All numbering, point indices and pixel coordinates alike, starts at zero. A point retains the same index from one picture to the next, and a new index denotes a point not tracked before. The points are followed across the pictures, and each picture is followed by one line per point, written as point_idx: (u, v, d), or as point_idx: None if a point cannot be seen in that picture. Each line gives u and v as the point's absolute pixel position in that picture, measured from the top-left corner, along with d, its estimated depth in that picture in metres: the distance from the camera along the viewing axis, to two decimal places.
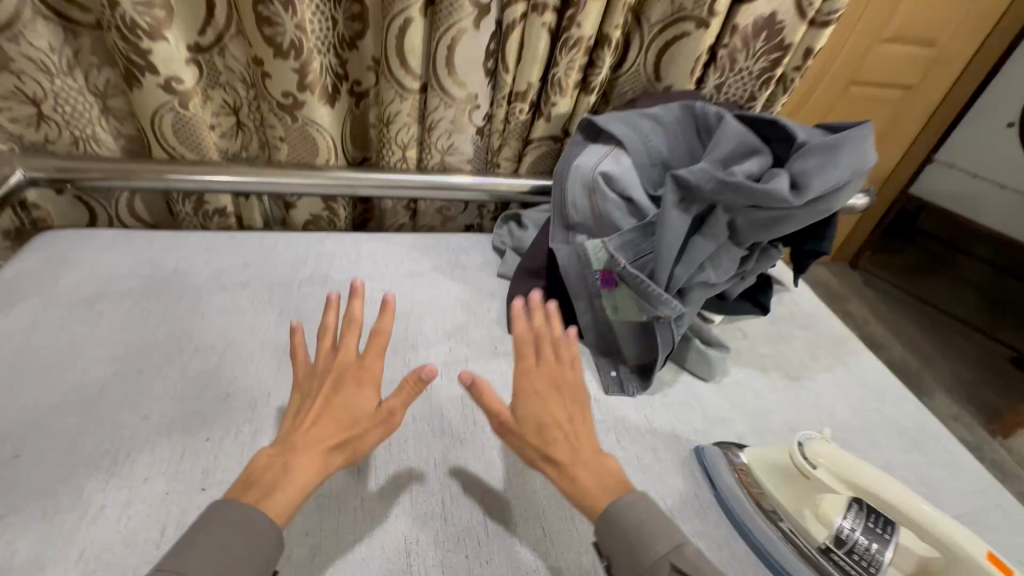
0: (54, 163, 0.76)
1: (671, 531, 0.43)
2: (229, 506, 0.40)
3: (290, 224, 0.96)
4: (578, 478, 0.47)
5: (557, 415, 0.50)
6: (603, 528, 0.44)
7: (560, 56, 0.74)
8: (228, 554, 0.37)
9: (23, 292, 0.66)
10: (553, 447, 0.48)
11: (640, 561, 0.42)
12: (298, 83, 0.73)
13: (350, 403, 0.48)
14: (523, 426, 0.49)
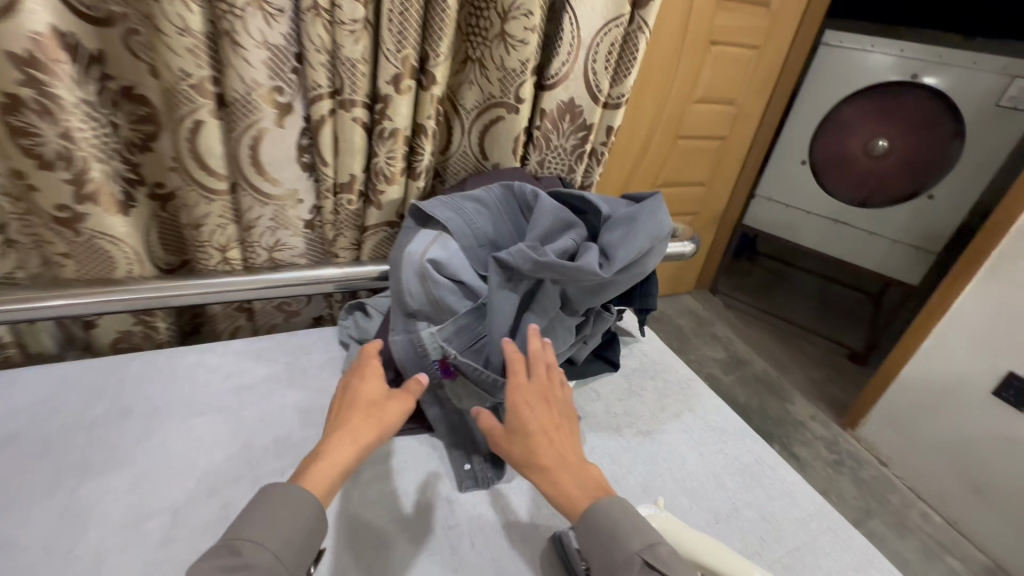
0: None
1: (645, 531, 0.49)
2: (280, 487, 0.48)
3: (94, 345, 0.82)
4: (560, 483, 0.53)
5: (544, 423, 0.57)
6: (582, 528, 0.49)
7: (378, 148, 0.74)
8: (280, 523, 0.45)
9: None
10: (538, 454, 0.54)
11: (615, 558, 0.47)
12: (73, 195, 0.64)
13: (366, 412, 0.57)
14: (512, 437, 0.56)
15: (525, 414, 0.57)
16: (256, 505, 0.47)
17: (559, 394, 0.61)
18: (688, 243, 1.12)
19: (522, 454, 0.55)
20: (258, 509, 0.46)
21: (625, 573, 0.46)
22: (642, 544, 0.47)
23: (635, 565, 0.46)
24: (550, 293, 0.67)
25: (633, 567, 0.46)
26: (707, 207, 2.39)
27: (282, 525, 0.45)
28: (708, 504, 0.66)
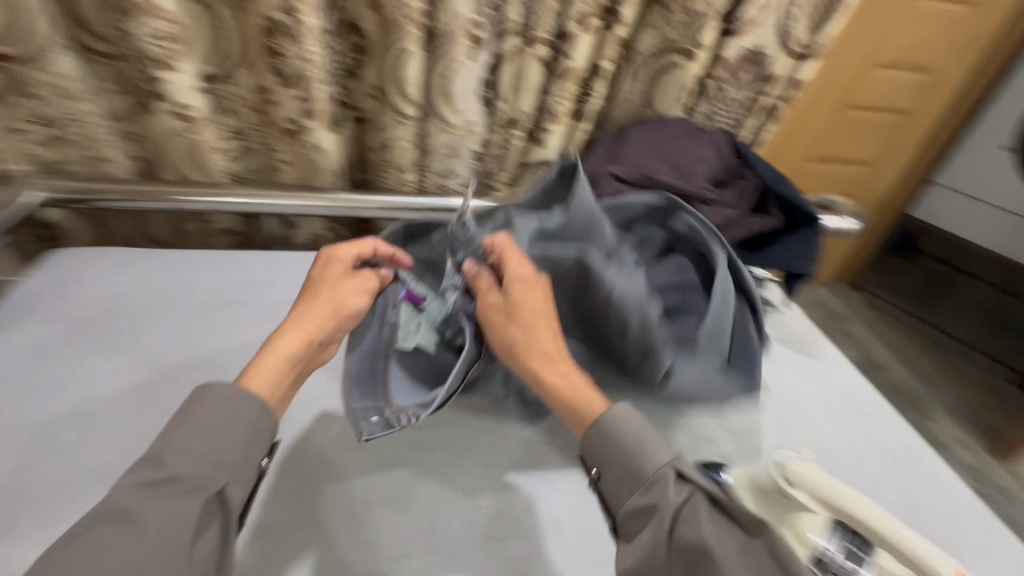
0: (70, 185, 0.81)
1: (665, 443, 0.51)
2: (226, 391, 0.49)
3: (293, 242, 0.99)
4: (556, 376, 0.56)
5: (539, 315, 0.59)
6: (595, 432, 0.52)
7: (552, 86, 0.78)
8: (212, 428, 0.47)
9: (39, 308, 0.72)
10: (528, 347, 0.57)
11: (643, 470, 0.49)
12: (302, 110, 0.77)
13: (320, 303, 0.59)
14: (508, 330, 0.58)
15: (518, 303, 0.59)
16: (188, 410, 0.48)
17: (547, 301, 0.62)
18: (854, 220, 1.03)
19: (519, 346, 0.58)
20: (182, 418, 0.47)
21: (659, 493, 0.48)
22: (670, 457, 0.50)
23: (669, 480, 0.48)
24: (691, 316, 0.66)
25: (667, 479, 0.49)
26: (867, 190, 2.12)
27: (227, 418, 0.48)
28: (846, 480, 0.64)
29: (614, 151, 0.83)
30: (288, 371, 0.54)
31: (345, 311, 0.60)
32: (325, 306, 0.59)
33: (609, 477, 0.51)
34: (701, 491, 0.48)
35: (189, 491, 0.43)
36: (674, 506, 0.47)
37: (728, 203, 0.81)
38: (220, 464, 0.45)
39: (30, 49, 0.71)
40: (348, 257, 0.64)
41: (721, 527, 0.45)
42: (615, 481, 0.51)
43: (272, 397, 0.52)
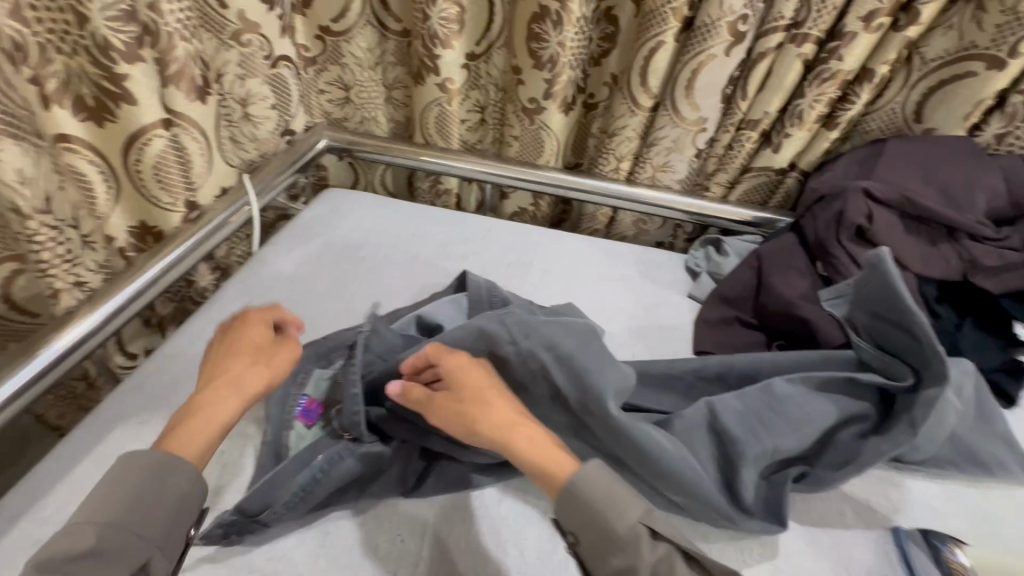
0: (347, 136, 0.98)
1: (637, 496, 0.45)
2: (132, 463, 0.44)
3: (499, 211, 1.07)
4: (556, 476, 0.47)
5: (475, 386, 0.52)
6: (579, 505, 0.45)
7: (808, 89, 0.72)
8: (145, 504, 0.43)
9: (315, 230, 0.87)
10: (510, 441, 0.48)
11: (615, 533, 0.43)
12: (545, 92, 0.83)
13: (229, 368, 0.53)
14: (486, 423, 0.49)
15: (446, 365, 0.53)
16: (117, 470, 0.44)
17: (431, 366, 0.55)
18: None
19: (509, 436, 0.49)
20: (113, 479, 0.43)
21: (633, 553, 0.42)
22: (641, 512, 0.44)
23: (643, 538, 0.43)
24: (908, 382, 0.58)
25: (641, 539, 0.43)
26: None
27: (167, 486, 0.44)
28: None
29: (865, 165, 0.74)
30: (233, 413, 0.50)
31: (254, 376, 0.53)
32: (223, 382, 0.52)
33: (585, 542, 0.45)
34: (676, 546, 0.43)
35: (164, 465, 0.45)
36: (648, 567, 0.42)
37: (1009, 245, 0.68)
38: (151, 537, 0.42)
39: (347, 24, 0.87)
40: (271, 321, 0.59)
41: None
42: (591, 542, 0.44)
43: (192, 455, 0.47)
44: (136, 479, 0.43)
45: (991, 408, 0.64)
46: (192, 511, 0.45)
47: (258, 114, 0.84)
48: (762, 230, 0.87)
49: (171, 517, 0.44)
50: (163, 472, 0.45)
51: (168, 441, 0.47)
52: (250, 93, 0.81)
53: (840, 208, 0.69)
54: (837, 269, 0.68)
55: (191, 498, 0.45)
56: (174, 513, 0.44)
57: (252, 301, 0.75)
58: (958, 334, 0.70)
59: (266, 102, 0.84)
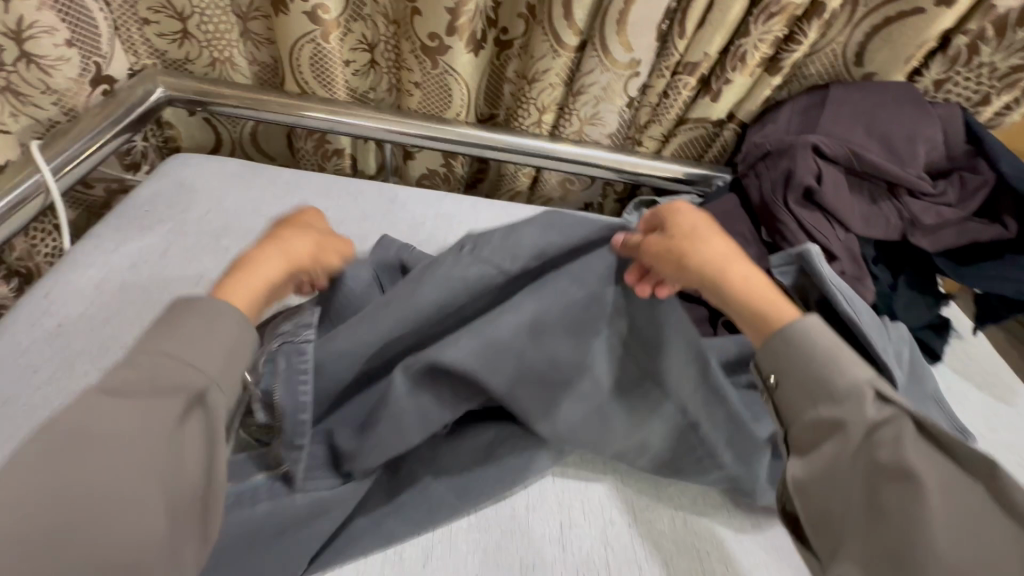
0: (191, 85, 0.74)
1: (858, 358, 0.43)
2: (211, 303, 0.42)
3: (404, 175, 0.91)
4: (749, 291, 0.48)
5: (711, 226, 0.51)
6: (789, 344, 0.44)
7: (753, 25, 0.62)
8: (202, 344, 0.40)
9: (157, 214, 0.66)
10: (715, 270, 0.48)
11: (833, 385, 0.42)
12: (447, 25, 0.66)
13: (286, 252, 0.50)
14: (694, 246, 0.49)
15: (688, 215, 0.52)
16: (175, 313, 0.41)
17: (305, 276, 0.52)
18: None
19: (698, 257, 0.49)
20: (183, 320, 0.41)
21: (853, 408, 0.41)
22: (870, 373, 0.42)
23: (868, 396, 0.41)
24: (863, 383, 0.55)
25: (867, 396, 0.41)
26: None
27: (199, 343, 0.40)
28: None
29: (808, 116, 0.67)
30: (278, 281, 0.48)
31: (296, 261, 0.51)
32: (279, 257, 0.49)
33: (787, 386, 0.44)
34: (905, 413, 0.40)
35: (220, 311, 0.42)
36: (870, 423, 0.40)
37: (945, 200, 0.64)
38: (199, 367, 0.39)
39: None
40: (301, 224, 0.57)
41: (937, 465, 0.38)
42: (798, 388, 0.43)
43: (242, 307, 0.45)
44: (191, 320, 0.41)
45: (923, 369, 0.64)
46: (244, 358, 0.42)
47: (42, 54, 0.61)
48: (698, 188, 0.79)
49: (223, 357, 0.40)
50: (208, 313, 0.41)
51: (220, 289, 0.46)
52: (24, 21, 0.58)
53: (788, 166, 0.62)
54: (783, 235, 0.62)
55: (242, 347, 0.42)
56: (227, 357, 0.41)
57: (63, 322, 0.54)
58: (894, 295, 0.68)
59: (54, 36, 0.61)
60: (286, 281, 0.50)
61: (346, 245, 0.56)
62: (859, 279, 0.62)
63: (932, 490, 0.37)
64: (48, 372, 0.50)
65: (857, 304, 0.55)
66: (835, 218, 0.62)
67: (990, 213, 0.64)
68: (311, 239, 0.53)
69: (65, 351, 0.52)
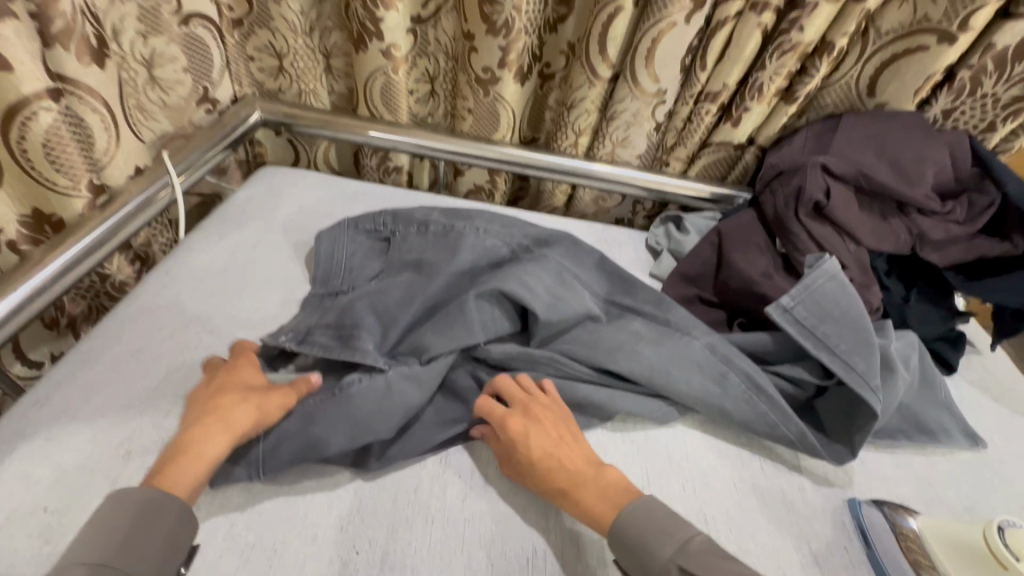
0: (282, 109, 0.89)
1: (676, 530, 0.45)
2: (145, 493, 0.43)
3: (453, 189, 1.02)
4: (581, 498, 0.49)
5: (547, 443, 0.51)
6: (612, 542, 0.46)
7: (768, 60, 0.70)
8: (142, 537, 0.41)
9: (251, 214, 0.79)
10: (554, 486, 0.49)
11: (651, 569, 0.44)
12: (498, 60, 0.77)
13: (228, 412, 0.49)
14: (531, 463, 0.51)
15: (534, 438, 0.51)
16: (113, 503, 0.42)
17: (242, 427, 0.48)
18: None
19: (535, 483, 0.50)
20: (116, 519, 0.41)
21: None
22: (675, 549, 0.44)
23: (673, 575, 0.43)
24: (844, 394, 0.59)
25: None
26: None
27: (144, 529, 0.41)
28: None
29: (820, 141, 0.74)
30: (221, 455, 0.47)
31: (239, 431, 0.48)
32: (220, 432, 0.47)
33: (633, 574, 0.46)
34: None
35: (158, 503, 0.42)
36: None
37: (952, 218, 0.69)
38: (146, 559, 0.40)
39: None
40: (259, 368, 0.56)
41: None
42: (631, 566, 0.45)
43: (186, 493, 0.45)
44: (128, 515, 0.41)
45: (935, 376, 0.67)
46: (182, 549, 0.43)
47: (164, 77, 0.74)
48: (721, 206, 0.87)
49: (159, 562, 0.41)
50: (151, 510, 0.42)
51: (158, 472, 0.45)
52: (151, 50, 0.71)
53: (799, 184, 0.68)
54: (795, 245, 0.68)
55: (181, 537, 0.43)
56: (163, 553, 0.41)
57: (178, 295, 0.66)
58: (907, 307, 0.72)
59: (174, 63, 0.74)
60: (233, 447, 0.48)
61: (291, 394, 0.53)
62: (867, 287, 0.67)
63: None
64: (168, 336, 0.61)
65: (840, 339, 0.58)
66: (845, 231, 0.68)
67: (1000, 231, 0.69)
68: (250, 402, 0.50)
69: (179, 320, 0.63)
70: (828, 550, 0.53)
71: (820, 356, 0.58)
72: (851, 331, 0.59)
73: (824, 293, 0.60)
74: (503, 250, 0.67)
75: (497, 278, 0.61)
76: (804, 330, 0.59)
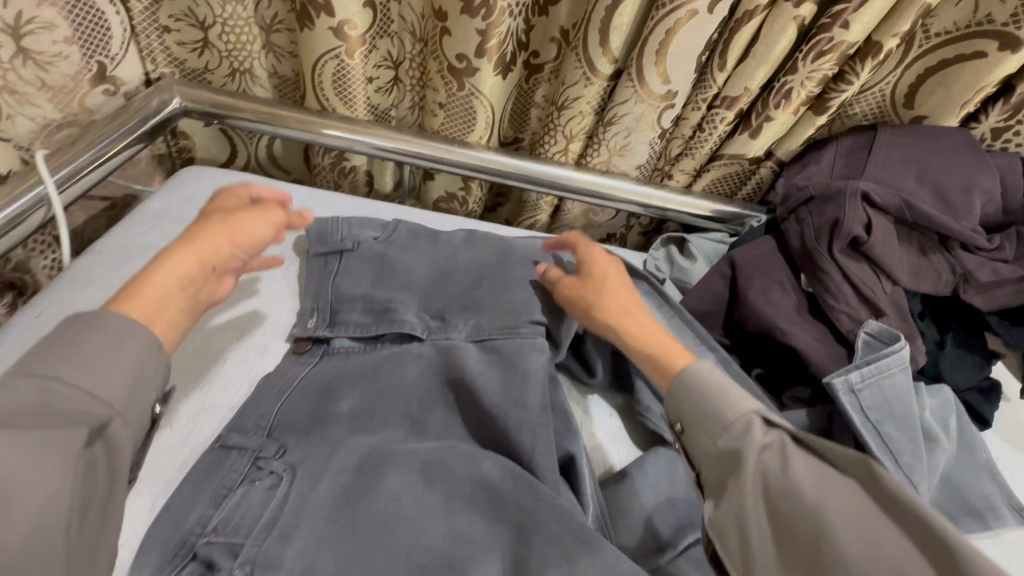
0: (209, 97, 0.72)
1: (750, 395, 0.45)
2: (102, 317, 0.38)
3: (421, 195, 0.87)
4: (643, 337, 0.51)
5: (621, 276, 0.56)
6: (678, 394, 0.46)
7: (801, 62, 0.59)
8: (96, 361, 0.36)
9: (164, 230, 0.63)
10: (623, 320, 0.52)
11: (724, 416, 0.43)
12: (476, 47, 0.63)
13: (220, 234, 0.46)
14: (604, 299, 0.54)
15: (597, 262, 0.57)
16: (62, 332, 0.37)
17: (220, 247, 0.45)
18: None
19: (592, 306, 0.54)
20: (78, 340, 0.36)
21: (743, 435, 0.41)
22: (756, 405, 0.43)
23: (756, 422, 0.42)
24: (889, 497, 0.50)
25: (752, 423, 0.42)
26: None
27: (106, 360, 0.36)
28: None
29: (853, 158, 0.63)
30: (196, 273, 0.43)
31: (206, 255, 0.44)
32: (190, 249, 0.44)
33: (692, 427, 0.45)
34: (787, 436, 0.41)
35: (122, 322, 0.38)
36: (758, 445, 0.41)
37: (1001, 255, 0.60)
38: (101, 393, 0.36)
39: None
40: (258, 203, 0.53)
41: (839, 493, 0.38)
42: (699, 427, 0.44)
43: (147, 315, 0.40)
44: (86, 338, 0.36)
45: (974, 436, 0.59)
46: (145, 386, 0.38)
47: (39, 49, 0.58)
48: (729, 226, 0.76)
49: (130, 384, 0.37)
50: (95, 326, 0.37)
51: (120, 294, 0.41)
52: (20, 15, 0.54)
53: (834, 213, 0.58)
54: (825, 286, 0.58)
55: (150, 372, 0.39)
56: (127, 376, 0.37)
57: None
58: (941, 355, 0.63)
59: (52, 33, 0.58)
60: (204, 293, 0.44)
61: (284, 215, 0.50)
62: (908, 337, 0.57)
63: (842, 526, 0.36)
64: None
65: (904, 445, 0.48)
66: (883, 270, 0.58)
67: None
68: (226, 230, 0.46)
69: (307, 380, 0.52)
70: None
71: (885, 464, 0.47)
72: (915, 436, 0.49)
73: (894, 384, 0.50)
74: (469, 357, 0.52)
75: None
76: (866, 429, 0.49)
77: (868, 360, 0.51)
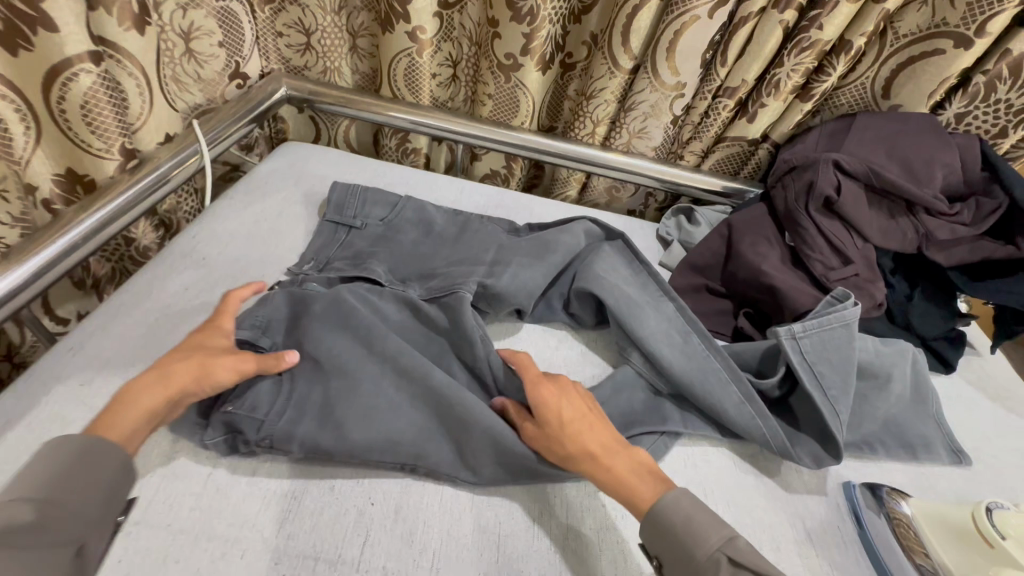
0: (308, 86, 0.91)
1: (722, 524, 0.46)
2: (74, 442, 0.43)
3: (469, 174, 1.04)
4: (612, 467, 0.51)
5: (580, 414, 0.54)
6: (653, 528, 0.47)
7: (787, 58, 0.72)
8: (72, 482, 0.41)
9: (274, 186, 0.81)
10: (588, 462, 0.51)
11: (696, 557, 0.45)
12: (522, 47, 0.79)
13: (190, 364, 0.50)
14: (566, 438, 0.52)
15: (560, 403, 0.54)
16: (41, 456, 0.42)
17: (192, 387, 0.50)
18: None
19: (551, 443, 0.52)
20: (48, 461, 0.42)
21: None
22: (723, 540, 0.45)
23: (722, 564, 0.44)
24: (810, 426, 0.60)
25: (719, 567, 0.44)
26: None
27: (84, 483, 0.42)
28: None
29: (834, 139, 0.76)
30: (164, 409, 0.48)
31: (178, 386, 0.49)
32: (159, 385, 0.48)
33: (669, 566, 0.47)
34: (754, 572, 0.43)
35: (88, 448, 0.43)
36: None
37: (960, 220, 0.71)
38: (83, 516, 0.41)
39: None
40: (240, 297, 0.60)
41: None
42: (674, 566, 0.46)
43: (123, 441, 0.45)
44: (56, 464, 0.41)
45: (928, 389, 0.67)
46: (118, 500, 0.44)
47: (201, 51, 0.76)
48: (731, 200, 0.89)
49: (102, 503, 0.42)
50: (85, 460, 0.42)
51: (101, 418, 0.46)
52: (192, 25, 0.73)
53: (810, 178, 0.70)
54: (803, 240, 0.70)
55: (121, 486, 0.44)
56: (102, 502, 0.42)
57: (204, 259, 0.69)
58: (909, 304, 0.74)
59: (211, 38, 0.77)
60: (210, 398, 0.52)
61: (264, 362, 0.54)
62: (872, 281, 0.69)
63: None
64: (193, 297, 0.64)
65: (832, 381, 0.59)
66: (853, 227, 0.70)
67: (1006, 234, 0.70)
68: (196, 359, 0.51)
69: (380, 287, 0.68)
70: (822, 528, 0.55)
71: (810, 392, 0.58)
72: (843, 377, 0.59)
73: (832, 337, 0.60)
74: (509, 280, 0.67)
75: (502, 304, 0.65)
76: (799, 366, 0.59)
77: (811, 318, 0.61)
